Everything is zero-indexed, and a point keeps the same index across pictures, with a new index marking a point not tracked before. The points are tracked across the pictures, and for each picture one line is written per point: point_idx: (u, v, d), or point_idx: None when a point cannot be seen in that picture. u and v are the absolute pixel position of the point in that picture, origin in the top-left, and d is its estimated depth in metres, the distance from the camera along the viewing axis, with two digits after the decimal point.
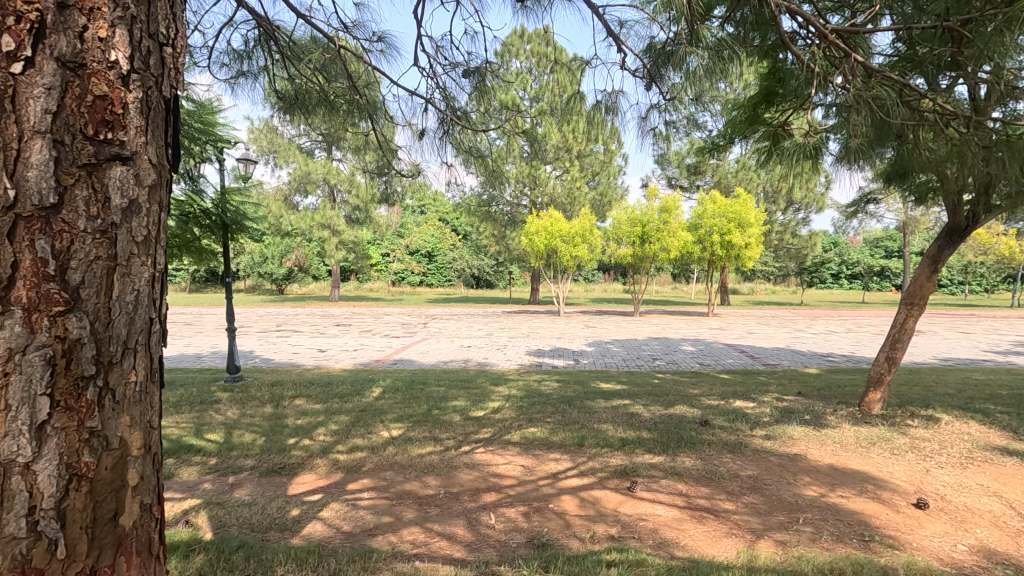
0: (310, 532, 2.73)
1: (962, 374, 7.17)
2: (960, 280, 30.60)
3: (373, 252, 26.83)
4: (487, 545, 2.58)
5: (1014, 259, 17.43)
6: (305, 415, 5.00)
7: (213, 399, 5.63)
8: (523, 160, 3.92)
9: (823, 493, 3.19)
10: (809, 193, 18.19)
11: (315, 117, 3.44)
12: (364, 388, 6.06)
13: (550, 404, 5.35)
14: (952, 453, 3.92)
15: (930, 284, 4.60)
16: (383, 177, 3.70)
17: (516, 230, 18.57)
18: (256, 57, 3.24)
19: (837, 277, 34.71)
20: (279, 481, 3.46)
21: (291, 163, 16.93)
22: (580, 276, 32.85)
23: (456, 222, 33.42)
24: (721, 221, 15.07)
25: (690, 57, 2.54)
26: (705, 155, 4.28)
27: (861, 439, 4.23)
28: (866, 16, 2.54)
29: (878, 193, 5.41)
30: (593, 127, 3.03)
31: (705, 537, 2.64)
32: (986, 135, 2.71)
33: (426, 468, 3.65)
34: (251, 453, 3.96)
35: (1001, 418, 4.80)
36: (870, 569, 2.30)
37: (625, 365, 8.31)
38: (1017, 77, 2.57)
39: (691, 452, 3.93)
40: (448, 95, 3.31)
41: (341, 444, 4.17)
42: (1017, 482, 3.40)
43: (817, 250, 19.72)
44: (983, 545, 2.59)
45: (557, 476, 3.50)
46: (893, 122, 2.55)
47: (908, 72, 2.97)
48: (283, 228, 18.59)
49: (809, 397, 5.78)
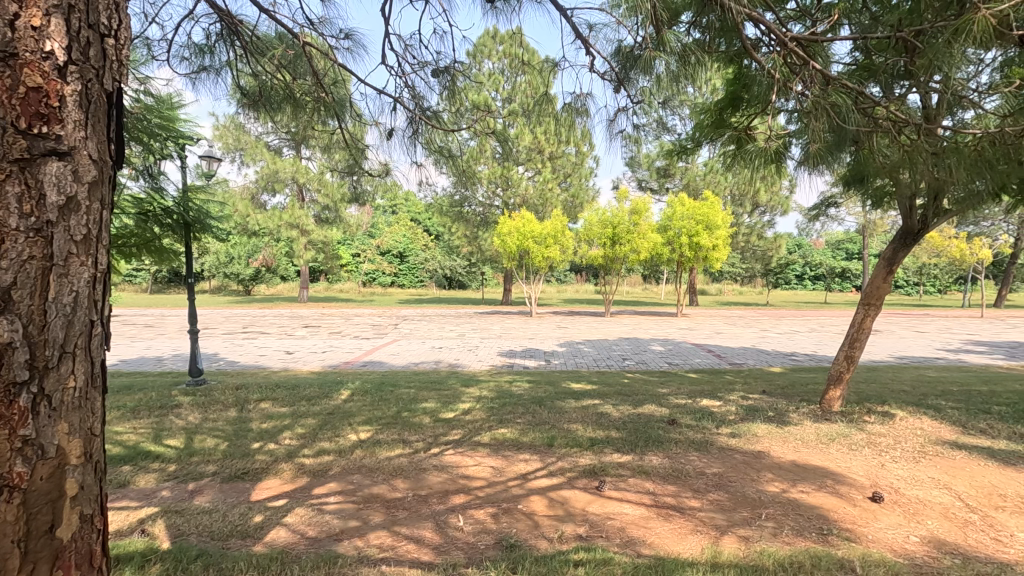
0: (273, 539, 2.66)
1: (917, 372, 7.43)
2: (916, 281, 31.88)
3: (343, 252, 26.43)
4: (455, 548, 2.56)
5: (964, 261, 18.03)
6: (270, 419, 4.88)
7: (174, 403, 5.46)
8: (495, 160, 3.92)
9: (784, 489, 3.28)
10: (774, 197, 18.71)
11: (280, 115, 3.38)
12: (332, 391, 5.95)
13: (521, 405, 5.36)
14: (906, 448, 4.08)
15: (886, 285, 4.78)
16: (353, 175, 3.63)
17: (488, 230, 18.50)
18: (219, 52, 3.14)
19: (801, 278, 35.75)
20: (241, 487, 3.37)
21: (258, 161, 16.51)
22: (553, 276, 33.02)
23: (429, 221, 33.24)
24: (689, 222, 15.37)
25: (657, 62, 2.58)
26: (674, 158, 4.42)
27: (821, 436, 4.36)
28: (825, 25, 2.61)
29: (839, 198, 5.64)
30: (563, 128, 3.05)
31: (671, 534, 2.68)
32: (936, 142, 2.80)
33: (395, 471, 3.61)
34: (213, 459, 3.85)
35: (952, 414, 5.01)
36: (828, 562, 2.36)
37: (596, 365, 8.40)
38: (964, 87, 2.66)
39: (658, 451, 3.97)
40: (417, 94, 3.28)
41: (307, 448, 4.09)
42: (966, 475, 3.55)
43: (781, 252, 20.25)
44: (934, 536, 2.70)
45: (526, 477, 3.51)
46: (850, 129, 2.62)
47: (865, 81, 3.05)
48: (249, 227, 18.11)
49: (773, 395, 5.93)
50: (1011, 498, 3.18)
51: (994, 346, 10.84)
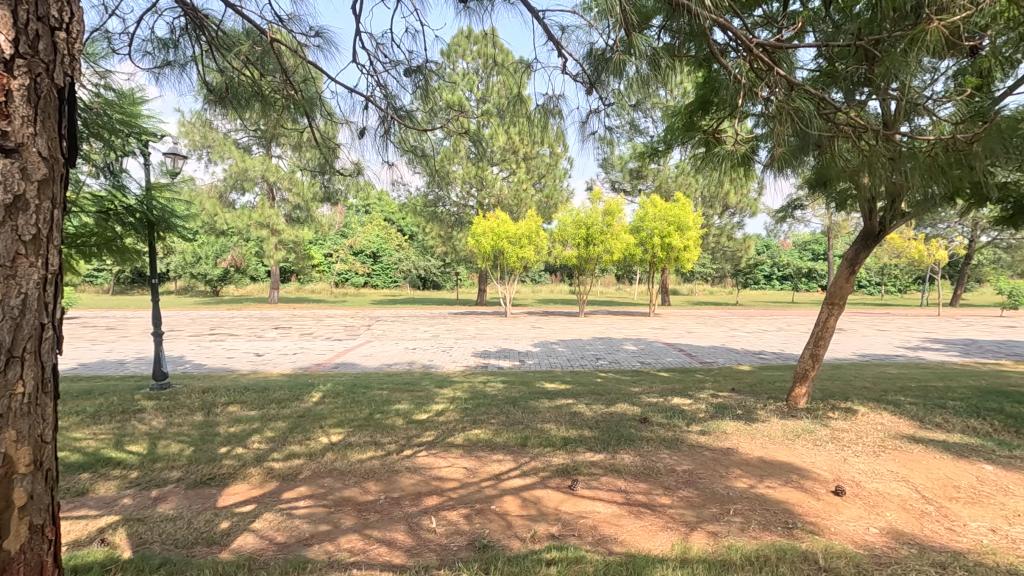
0: (240, 545, 2.60)
1: (878, 369, 7.70)
2: (877, 280, 33.02)
3: (315, 252, 25.96)
4: (427, 550, 2.55)
5: (923, 262, 18.76)
6: (238, 423, 4.77)
7: (137, 408, 5.30)
8: (469, 161, 3.93)
9: (752, 485, 3.35)
10: (743, 198, 19.13)
11: (248, 112, 3.32)
12: (303, 393, 5.85)
13: (495, 405, 5.36)
14: (867, 442, 4.22)
15: (848, 285, 4.93)
16: (324, 175, 3.59)
17: (463, 230, 18.46)
18: (183, 46, 3.06)
19: (769, 279, 36.66)
20: (207, 493, 3.29)
21: (226, 159, 16.12)
22: (527, 277, 33.17)
23: (403, 222, 32.99)
24: (661, 224, 15.61)
25: (627, 65, 2.62)
26: (647, 160, 4.50)
27: (787, 432, 4.48)
28: (790, 32, 2.66)
29: (804, 201, 5.79)
30: (537, 129, 3.05)
31: (642, 531, 2.72)
32: (894, 147, 2.87)
33: (366, 474, 3.57)
34: (178, 465, 3.74)
35: (910, 409, 5.20)
36: (792, 554, 2.42)
37: (569, 364, 8.45)
38: (920, 95, 2.75)
39: (630, 449, 4.03)
40: (389, 93, 3.25)
41: (276, 451, 4.01)
42: (922, 467, 3.70)
43: (750, 253, 20.74)
44: (892, 527, 2.80)
45: (499, 477, 3.51)
46: (812, 133, 2.70)
47: (829, 87, 3.13)
48: (217, 226, 17.66)
49: (741, 393, 6.06)
50: (965, 489, 3.31)
51: (949, 344, 11.30)
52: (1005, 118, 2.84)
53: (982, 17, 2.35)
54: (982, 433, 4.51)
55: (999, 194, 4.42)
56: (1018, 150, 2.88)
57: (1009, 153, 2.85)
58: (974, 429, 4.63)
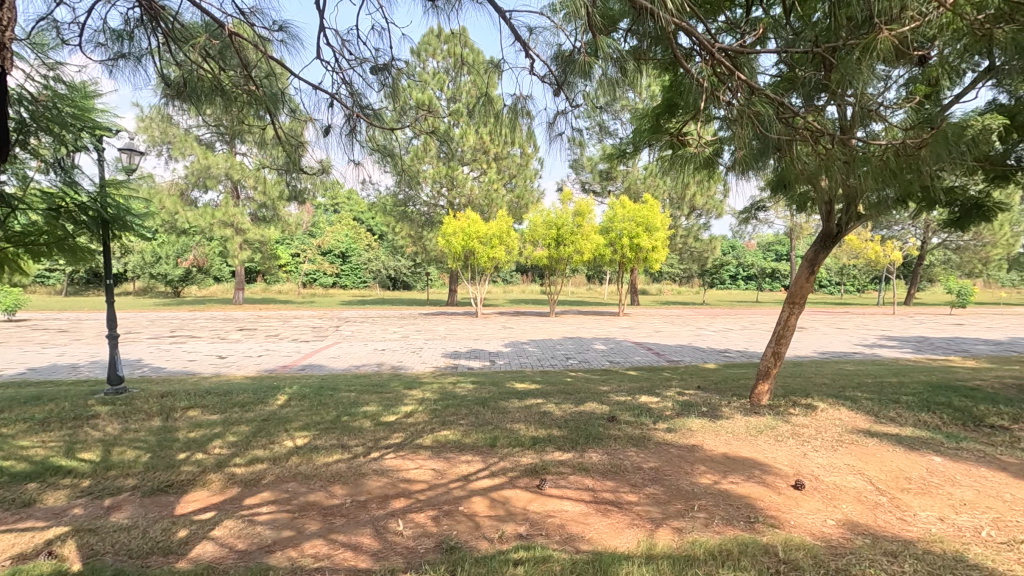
0: (198, 554, 2.52)
1: (837, 366, 7.96)
2: (837, 280, 34.26)
3: (282, 252, 25.43)
4: (394, 553, 2.51)
5: (879, 262, 19.50)
6: (199, 427, 4.63)
7: (91, 414, 5.09)
8: (439, 160, 3.91)
9: (716, 481, 3.42)
10: (709, 200, 19.59)
11: (208, 108, 3.22)
12: (268, 396, 5.71)
13: (464, 406, 5.34)
14: (826, 437, 4.35)
15: (809, 285, 5.05)
16: (291, 174, 3.52)
17: (433, 230, 18.38)
18: (138, 39, 2.95)
19: (733, 278, 37.61)
20: (164, 501, 3.18)
21: (187, 155, 15.60)
22: (498, 278, 33.26)
23: (372, 221, 32.69)
24: (630, 224, 15.83)
25: (594, 67, 2.64)
26: (615, 161, 4.57)
27: (750, 429, 4.59)
28: (753, 38, 2.70)
29: (767, 202, 5.93)
30: (506, 129, 3.03)
31: (608, 529, 2.74)
32: (850, 151, 2.95)
33: (333, 477, 3.51)
34: (133, 472, 3.60)
35: (866, 404, 5.39)
36: (753, 548, 2.48)
37: (539, 364, 8.48)
38: (873, 101, 2.83)
39: (598, 448, 4.07)
40: (355, 91, 3.20)
41: (238, 456, 3.91)
42: (877, 460, 3.83)
43: (716, 253, 21.21)
44: (848, 518, 2.89)
45: (468, 478, 3.49)
46: (772, 137, 2.76)
47: (789, 92, 3.18)
48: (178, 225, 17.11)
49: (707, 391, 6.19)
50: (915, 480, 3.45)
51: (903, 341, 11.80)
52: (952, 124, 2.96)
53: (931, 28, 2.44)
54: (932, 426, 4.71)
55: (947, 198, 4.62)
56: (963, 155, 3.03)
57: (956, 158, 2.99)
58: (925, 423, 4.83)
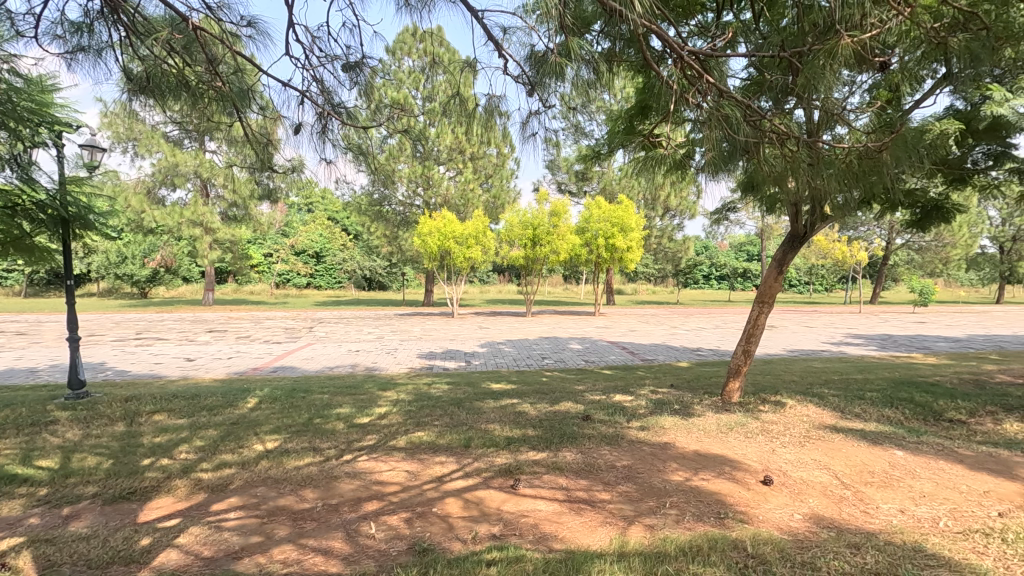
0: (162, 562, 2.45)
1: (805, 364, 8.16)
2: (807, 280, 35.13)
3: (253, 252, 24.89)
4: (365, 556, 2.48)
5: (846, 262, 20.02)
6: (165, 432, 4.50)
7: (49, 419, 4.91)
8: (415, 159, 3.88)
9: (687, 478, 3.46)
10: (682, 201, 19.87)
11: (173, 102, 3.13)
12: (237, 399, 5.59)
13: (438, 407, 5.31)
14: (794, 433, 4.45)
15: (777, 284, 5.15)
16: (262, 172, 3.47)
17: (409, 230, 18.26)
18: (99, 32, 2.85)
19: (707, 278, 38.31)
20: (127, 508, 3.08)
21: (154, 152, 15.14)
22: (475, 278, 33.22)
23: (347, 222, 32.27)
24: (606, 225, 15.97)
25: (567, 69, 2.64)
26: (590, 163, 4.62)
27: (721, 426, 4.67)
28: (722, 42, 2.73)
29: (738, 203, 6.04)
30: (481, 130, 3.01)
31: (581, 528, 2.75)
32: (815, 153, 3.02)
33: (303, 481, 3.44)
34: (94, 479, 3.48)
35: (832, 400, 5.53)
36: (723, 543, 2.52)
37: (515, 364, 8.49)
38: (837, 106, 2.90)
39: (573, 447, 4.09)
40: (326, 89, 3.15)
41: (205, 461, 3.81)
42: (842, 455, 3.93)
43: (690, 254, 21.53)
44: (814, 512, 2.96)
45: (442, 479, 3.47)
46: (739, 138, 2.80)
47: (758, 95, 3.23)
48: (145, 223, 16.61)
49: (680, 389, 6.27)
50: (878, 474, 3.55)
51: (869, 338, 12.17)
52: (910, 129, 3.07)
53: (890, 35, 2.51)
54: (894, 422, 4.86)
55: (909, 199, 4.77)
56: (921, 159, 3.16)
57: (914, 161, 3.11)
58: (888, 419, 4.98)
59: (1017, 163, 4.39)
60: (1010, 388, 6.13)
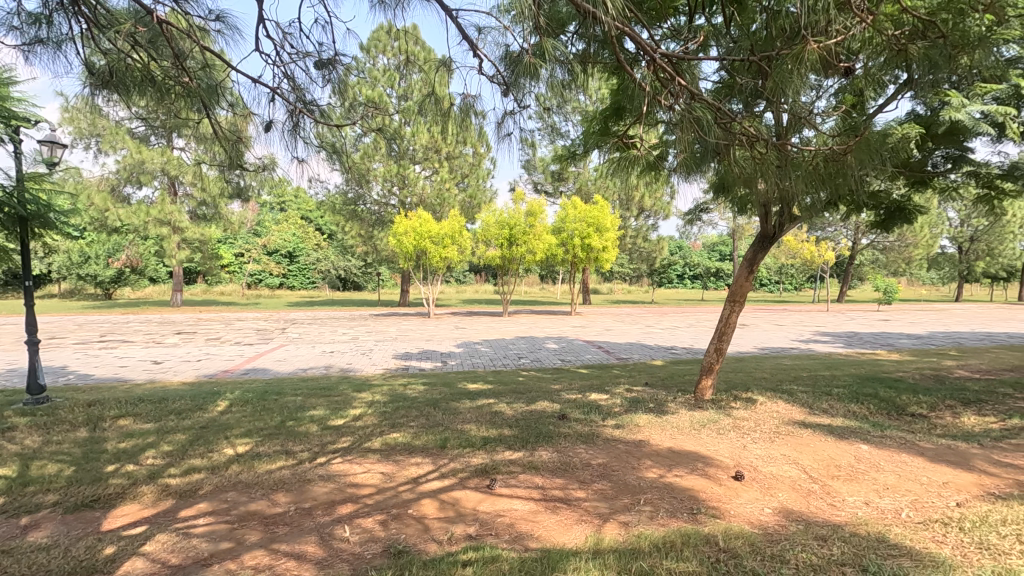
0: (127, 571, 2.38)
1: (776, 361, 8.36)
2: (777, 279, 35.95)
3: (224, 252, 24.31)
4: (339, 560, 2.45)
5: (814, 262, 20.53)
6: (130, 437, 4.37)
7: (6, 426, 4.72)
8: (390, 158, 3.85)
9: (661, 475, 3.51)
10: (657, 202, 20.12)
11: (137, 98, 3.04)
12: (207, 402, 5.45)
13: (414, 407, 5.27)
14: (764, 429, 4.55)
15: (748, 283, 5.26)
16: (233, 171, 3.41)
17: (384, 230, 18.10)
18: (58, 24, 2.75)
19: (681, 277, 38.85)
20: (90, 517, 2.98)
21: (119, 149, 14.66)
22: (451, 278, 33.05)
23: (321, 221, 31.78)
24: (581, 225, 16.08)
25: (541, 70, 2.65)
26: (565, 163, 4.65)
27: (694, 423, 4.75)
28: (694, 45, 2.77)
29: (710, 204, 6.14)
30: (457, 129, 3.00)
31: (557, 526, 2.77)
32: (783, 155, 3.09)
33: (275, 485, 3.38)
34: (54, 487, 3.36)
35: (801, 397, 5.67)
36: (695, 538, 2.56)
37: (492, 364, 8.49)
38: (805, 110, 2.98)
39: (549, 446, 4.11)
40: (298, 86, 3.11)
41: (173, 466, 3.71)
42: (810, 450, 4.04)
43: (664, 253, 21.81)
44: (783, 506, 3.03)
45: (417, 481, 3.45)
46: (711, 140, 2.84)
47: (729, 98, 3.28)
48: (109, 222, 16.07)
49: (654, 387, 6.35)
50: (845, 468, 3.66)
51: (836, 336, 12.52)
52: (873, 133, 3.17)
53: (854, 41, 2.58)
54: (860, 416, 5.01)
55: (873, 201, 4.92)
56: (883, 163, 3.27)
57: (877, 164, 3.22)
58: (854, 414, 5.13)
59: (974, 167, 4.57)
60: (968, 382, 6.38)
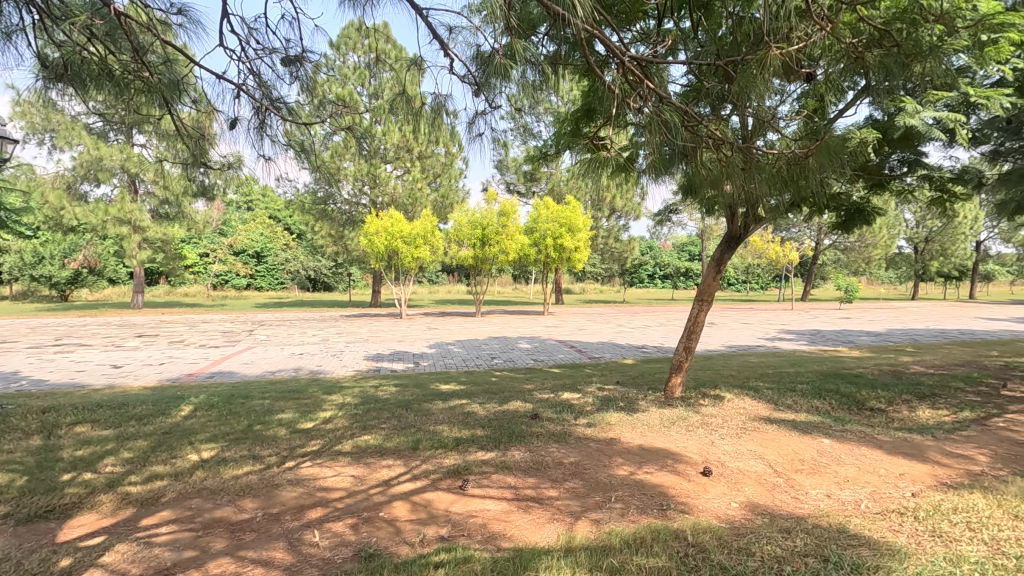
0: None
1: (743, 359, 8.56)
2: (744, 278, 36.83)
3: (188, 252, 23.63)
4: (309, 566, 2.40)
5: (779, 262, 21.07)
6: (87, 444, 4.20)
7: None
8: (360, 156, 3.80)
9: (632, 472, 3.56)
10: (628, 202, 20.37)
11: (94, 92, 2.93)
12: (170, 407, 5.29)
13: (386, 409, 5.22)
14: (731, 426, 4.66)
15: (715, 282, 5.37)
16: (196, 168, 3.33)
17: (355, 229, 17.85)
18: (8, 14, 2.64)
19: (652, 277, 39.37)
20: (43, 529, 2.86)
21: (74, 145, 14.07)
22: (424, 278, 32.78)
23: (290, 220, 31.18)
24: (553, 225, 16.18)
25: (512, 70, 2.66)
26: (537, 163, 4.68)
27: (664, 420, 4.83)
28: (662, 48, 2.81)
29: (678, 204, 6.24)
30: (428, 129, 2.98)
31: (529, 526, 2.78)
32: (748, 157, 3.16)
33: (241, 491, 3.30)
34: (5, 499, 3.21)
35: (767, 393, 5.82)
36: (665, 534, 2.61)
37: (464, 364, 8.48)
38: (769, 114, 3.06)
39: (521, 445, 4.12)
40: (265, 83, 3.04)
41: (133, 474, 3.58)
42: (775, 445, 4.15)
43: (635, 253, 22.09)
44: (749, 500, 3.11)
45: (388, 483, 3.41)
46: (678, 143, 2.88)
47: (696, 101, 3.34)
48: (64, 221, 15.42)
49: (625, 385, 6.43)
50: (808, 462, 3.77)
51: (800, 334, 12.89)
52: (833, 137, 3.28)
53: (815, 48, 2.67)
54: (822, 412, 5.18)
55: (834, 202, 5.08)
56: (842, 166, 3.38)
57: (837, 167, 3.32)
58: (816, 409, 5.29)
59: (927, 170, 4.76)
60: (923, 377, 6.65)
